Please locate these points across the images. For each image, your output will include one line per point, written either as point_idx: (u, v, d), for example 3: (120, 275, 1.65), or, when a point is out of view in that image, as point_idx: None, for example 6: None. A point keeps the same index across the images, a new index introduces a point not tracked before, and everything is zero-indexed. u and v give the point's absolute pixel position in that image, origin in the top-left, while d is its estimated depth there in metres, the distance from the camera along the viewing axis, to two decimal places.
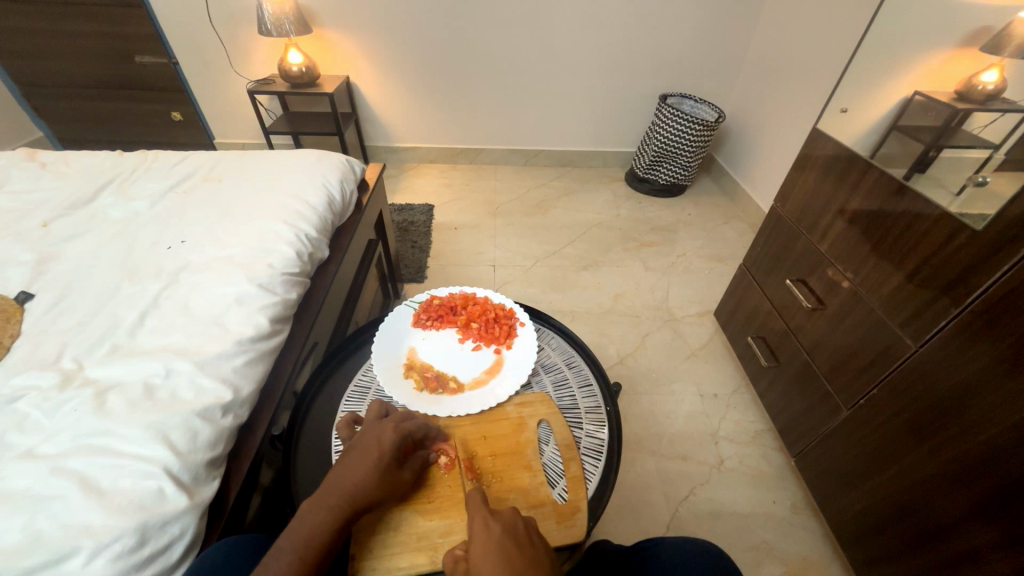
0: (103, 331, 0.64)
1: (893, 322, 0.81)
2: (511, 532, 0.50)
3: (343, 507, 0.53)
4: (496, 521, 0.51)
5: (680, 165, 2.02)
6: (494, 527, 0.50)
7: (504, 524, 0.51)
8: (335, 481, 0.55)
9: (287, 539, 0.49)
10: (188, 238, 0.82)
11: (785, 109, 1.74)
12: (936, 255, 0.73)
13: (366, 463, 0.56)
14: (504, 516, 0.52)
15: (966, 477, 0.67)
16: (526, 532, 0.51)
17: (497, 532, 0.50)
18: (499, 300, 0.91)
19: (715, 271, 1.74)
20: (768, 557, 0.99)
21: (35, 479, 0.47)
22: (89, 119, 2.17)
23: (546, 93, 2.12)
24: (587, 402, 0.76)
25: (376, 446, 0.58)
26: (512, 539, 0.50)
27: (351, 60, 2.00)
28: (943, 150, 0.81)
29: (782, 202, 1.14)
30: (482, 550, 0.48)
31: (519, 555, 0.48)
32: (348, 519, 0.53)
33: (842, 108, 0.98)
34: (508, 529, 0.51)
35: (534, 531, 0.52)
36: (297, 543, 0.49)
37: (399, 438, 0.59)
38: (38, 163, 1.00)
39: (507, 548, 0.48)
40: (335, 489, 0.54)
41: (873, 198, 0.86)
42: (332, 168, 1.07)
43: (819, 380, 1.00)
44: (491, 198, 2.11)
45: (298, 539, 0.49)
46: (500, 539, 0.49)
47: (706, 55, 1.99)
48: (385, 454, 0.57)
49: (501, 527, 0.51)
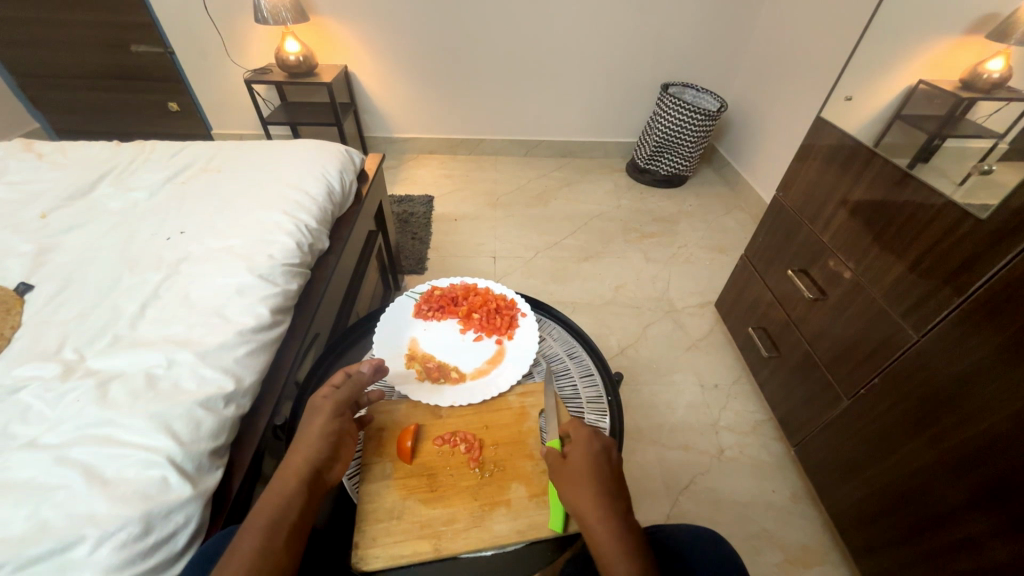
0: (105, 322, 0.64)
1: (895, 312, 0.81)
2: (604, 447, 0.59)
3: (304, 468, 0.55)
4: (597, 440, 0.59)
5: (681, 156, 2.01)
6: (595, 444, 0.59)
7: (602, 443, 0.59)
8: (291, 460, 0.55)
9: (254, 520, 0.50)
10: (187, 228, 0.82)
11: (789, 98, 1.72)
12: (939, 244, 0.73)
13: (314, 441, 0.57)
14: (603, 436, 0.60)
15: (966, 466, 0.68)
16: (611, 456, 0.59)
17: (594, 447, 0.59)
18: (500, 290, 0.91)
19: (716, 262, 1.74)
20: (768, 545, 1.00)
21: (38, 469, 0.48)
22: (84, 110, 2.15)
23: (546, 82, 2.09)
24: (589, 392, 0.77)
25: (318, 416, 0.59)
26: (602, 450, 0.59)
27: (348, 48, 1.97)
28: (948, 139, 0.80)
29: (784, 192, 1.13)
30: (578, 455, 0.58)
31: (603, 469, 0.57)
32: (315, 479, 0.55)
33: (847, 97, 0.97)
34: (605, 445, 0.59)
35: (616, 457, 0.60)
36: (266, 521, 0.49)
37: (337, 410, 0.61)
38: (35, 154, 1.00)
39: (597, 462, 0.57)
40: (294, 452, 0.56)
41: (876, 188, 0.86)
42: (331, 158, 1.06)
43: (819, 370, 1.00)
44: (491, 188, 2.10)
45: (261, 519, 0.49)
46: (596, 453, 0.58)
47: (708, 42, 1.96)
48: (327, 415, 0.59)
49: (598, 446, 0.59)
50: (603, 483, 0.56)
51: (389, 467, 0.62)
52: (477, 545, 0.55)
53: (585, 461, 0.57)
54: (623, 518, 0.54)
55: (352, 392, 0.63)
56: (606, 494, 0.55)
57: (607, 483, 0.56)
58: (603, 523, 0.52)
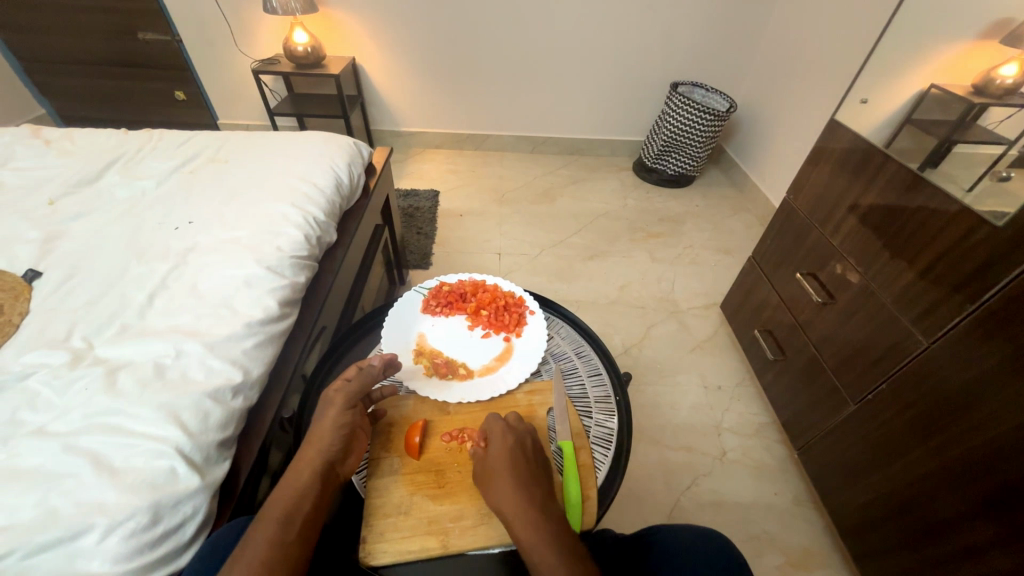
0: (113, 310, 0.64)
1: (905, 318, 0.80)
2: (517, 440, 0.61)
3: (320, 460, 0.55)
4: (512, 433, 0.62)
5: (689, 156, 2.00)
6: (511, 438, 0.61)
7: (516, 436, 0.61)
8: (305, 453, 0.56)
9: (270, 511, 0.50)
10: (196, 218, 0.81)
11: (799, 99, 1.71)
12: (952, 250, 0.72)
13: (327, 433, 0.57)
14: (517, 429, 0.63)
15: (972, 474, 0.68)
16: (530, 448, 0.61)
17: (512, 442, 0.60)
18: (508, 287, 0.90)
19: (722, 263, 1.73)
20: (768, 547, 1.00)
21: (47, 456, 0.48)
22: (91, 98, 2.15)
23: (555, 79, 2.08)
24: (596, 392, 0.76)
25: (330, 408, 0.60)
26: (517, 443, 0.61)
27: (357, 40, 1.96)
28: (958, 145, 0.80)
29: (794, 194, 1.13)
30: (498, 453, 0.59)
31: (524, 462, 0.59)
32: (329, 469, 0.55)
33: (864, 99, 0.95)
34: (518, 438, 0.61)
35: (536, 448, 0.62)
36: (281, 512, 0.50)
37: (348, 402, 0.61)
38: (43, 140, 0.99)
39: (515, 457, 0.59)
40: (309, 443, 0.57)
41: (888, 193, 0.85)
42: (340, 150, 1.05)
43: (825, 374, 1.00)
44: (497, 184, 2.09)
45: (276, 511, 0.50)
46: (513, 448, 0.60)
47: (719, 41, 1.94)
48: (341, 407, 0.60)
49: (514, 439, 0.61)
50: (527, 476, 0.57)
51: (397, 462, 0.62)
52: (485, 542, 0.55)
53: (501, 454, 0.59)
54: (543, 505, 0.55)
55: (364, 385, 0.63)
56: (523, 482, 0.57)
57: (528, 475, 0.58)
58: (521, 511, 0.54)
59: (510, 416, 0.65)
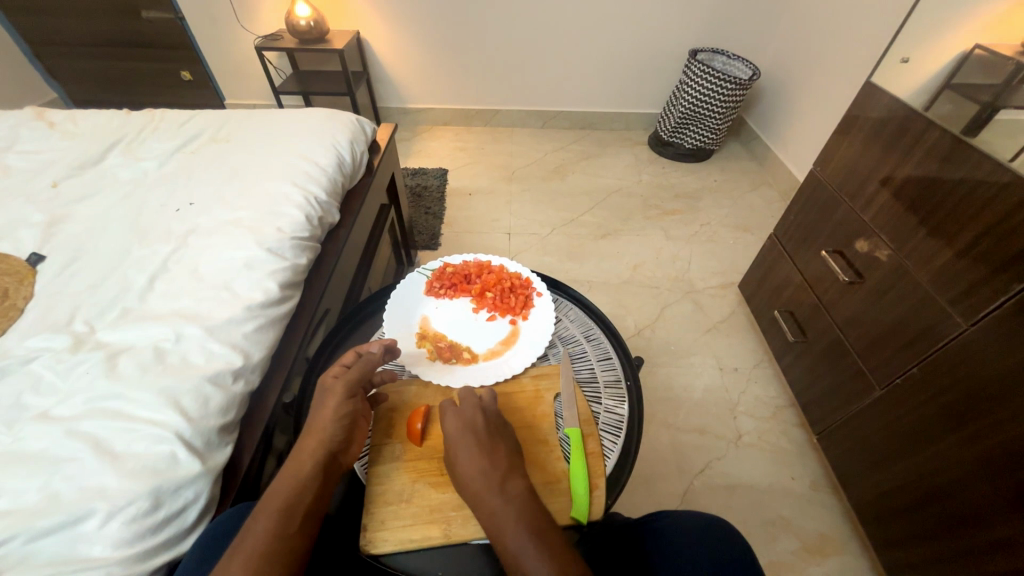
0: (114, 294, 0.63)
1: (941, 299, 0.75)
2: (488, 420, 0.59)
3: (321, 448, 0.54)
4: (457, 418, 0.58)
5: (708, 128, 1.90)
6: (460, 425, 0.57)
7: (464, 420, 0.58)
8: (306, 444, 0.55)
9: (270, 502, 0.49)
10: (196, 200, 0.80)
11: (828, 64, 1.59)
12: (1000, 225, 0.66)
13: (327, 424, 0.56)
14: (464, 411, 0.59)
15: (1010, 464, 0.63)
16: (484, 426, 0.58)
17: (461, 428, 0.57)
18: (515, 269, 0.87)
19: (741, 240, 1.66)
20: (783, 532, 0.98)
21: (50, 441, 0.47)
22: (97, 79, 2.14)
23: (567, 48, 1.98)
24: (606, 376, 0.74)
25: (330, 397, 0.58)
26: (472, 429, 0.57)
27: (360, 12, 1.89)
28: (1002, 112, 0.74)
29: (821, 166, 1.05)
30: (452, 442, 0.56)
31: (478, 443, 0.56)
32: (331, 458, 0.54)
33: (904, 58, 0.87)
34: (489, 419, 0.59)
35: (492, 422, 0.59)
36: (281, 503, 0.49)
37: (348, 391, 0.59)
38: (46, 122, 0.98)
39: (467, 440, 0.56)
40: (310, 432, 0.56)
41: (927, 164, 0.78)
42: (341, 127, 1.02)
43: (849, 357, 0.95)
44: (506, 161, 2.04)
45: (276, 502, 0.49)
46: (464, 433, 0.56)
47: (744, 2, 1.81)
48: (341, 395, 0.58)
49: (461, 423, 0.57)
50: (486, 459, 0.54)
51: (399, 448, 0.61)
52: None
53: (455, 452, 0.55)
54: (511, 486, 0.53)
55: (363, 373, 0.62)
56: (485, 475, 0.53)
57: (488, 456, 0.55)
58: (495, 508, 0.51)
59: (484, 394, 0.62)
